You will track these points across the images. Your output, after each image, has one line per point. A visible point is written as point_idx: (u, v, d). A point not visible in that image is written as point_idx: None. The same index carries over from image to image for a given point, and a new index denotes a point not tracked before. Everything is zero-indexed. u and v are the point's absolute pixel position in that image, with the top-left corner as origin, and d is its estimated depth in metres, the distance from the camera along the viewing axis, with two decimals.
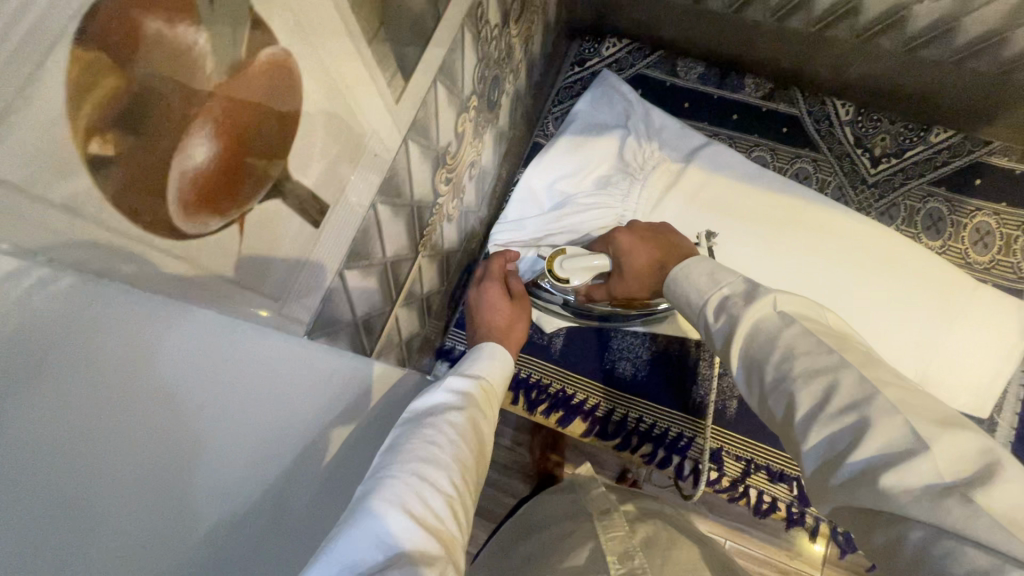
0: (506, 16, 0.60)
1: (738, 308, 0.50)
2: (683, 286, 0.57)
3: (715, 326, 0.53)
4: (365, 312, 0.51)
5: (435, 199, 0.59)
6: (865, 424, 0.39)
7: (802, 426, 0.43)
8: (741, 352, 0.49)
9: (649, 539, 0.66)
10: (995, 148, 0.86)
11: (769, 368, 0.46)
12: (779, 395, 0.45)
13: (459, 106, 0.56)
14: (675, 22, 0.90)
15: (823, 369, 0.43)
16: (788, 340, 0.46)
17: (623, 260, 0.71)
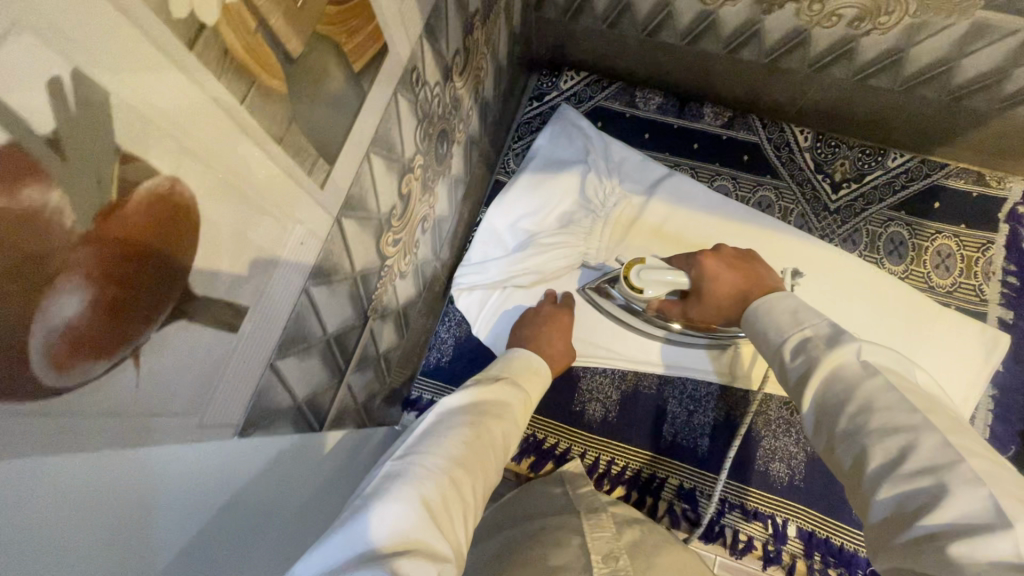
0: (449, 73, 0.60)
1: (818, 351, 0.47)
2: (771, 318, 0.54)
3: (790, 366, 0.49)
4: (307, 393, 0.50)
5: (384, 262, 0.58)
6: (946, 487, 0.35)
7: (869, 480, 0.39)
8: (815, 397, 0.46)
9: (634, 543, 0.62)
10: (952, 170, 0.87)
11: (842, 419, 0.43)
12: (851, 448, 0.42)
13: (402, 169, 0.55)
14: (630, 56, 0.90)
15: (904, 428, 0.39)
16: (867, 393, 0.42)
17: (703, 283, 0.64)
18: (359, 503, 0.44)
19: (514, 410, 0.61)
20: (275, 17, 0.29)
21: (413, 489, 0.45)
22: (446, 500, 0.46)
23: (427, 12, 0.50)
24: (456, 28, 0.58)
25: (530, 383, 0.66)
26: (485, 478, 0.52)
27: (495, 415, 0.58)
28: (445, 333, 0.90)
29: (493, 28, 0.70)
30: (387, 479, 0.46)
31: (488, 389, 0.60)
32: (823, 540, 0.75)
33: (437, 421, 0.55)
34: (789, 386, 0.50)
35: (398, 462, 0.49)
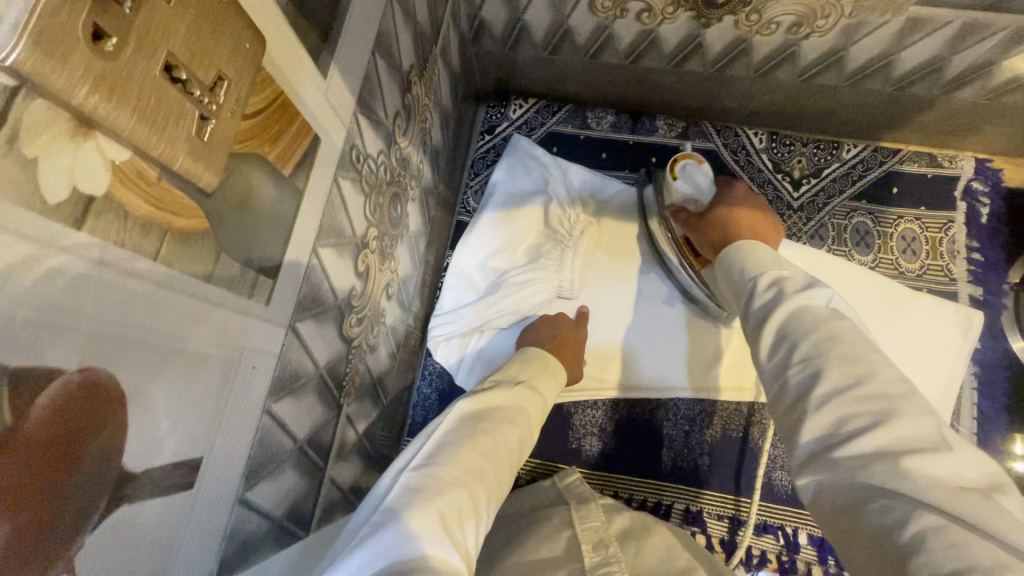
0: (392, 136, 0.57)
1: (794, 289, 0.46)
2: (751, 256, 0.52)
3: (760, 294, 0.48)
4: (287, 506, 0.46)
5: (350, 345, 0.54)
6: (897, 413, 0.36)
7: (820, 400, 0.38)
8: (777, 325, 0.45)
9: (627, 527, 0.62)
10: (905, 155, 0.88)
11: (801, 346, 0.42)
12: (804, 372, 0.41)
13: (356, 248, 0.52)
14: (576, 78, 0.89)
15: (864, 363, 0.39)
16: (832, 330, 0.42)
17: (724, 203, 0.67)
18: (376, 518, 0.44)
19: (528, 420, 0.61)
20: (181, 159, 0.26)
21: (428, 502, 0.45)
22: (461, 513, 0.46)
23: (359, 86, 0.47)
24: (392, 91, 0.55)
25: (543, 389, 0.66)
26: (499, 482, 0.53)
27: (509, 423, 0.58)
28: (426, 387, 0.87)
29: (432, 75, 0.68)
30: (404, 493, 0.46)
31: (502, 398, 0.61)
32: None
33: (452, 432, 0.55)
34: (750, 323, 0.48)
35: (413, 474, 0.49)
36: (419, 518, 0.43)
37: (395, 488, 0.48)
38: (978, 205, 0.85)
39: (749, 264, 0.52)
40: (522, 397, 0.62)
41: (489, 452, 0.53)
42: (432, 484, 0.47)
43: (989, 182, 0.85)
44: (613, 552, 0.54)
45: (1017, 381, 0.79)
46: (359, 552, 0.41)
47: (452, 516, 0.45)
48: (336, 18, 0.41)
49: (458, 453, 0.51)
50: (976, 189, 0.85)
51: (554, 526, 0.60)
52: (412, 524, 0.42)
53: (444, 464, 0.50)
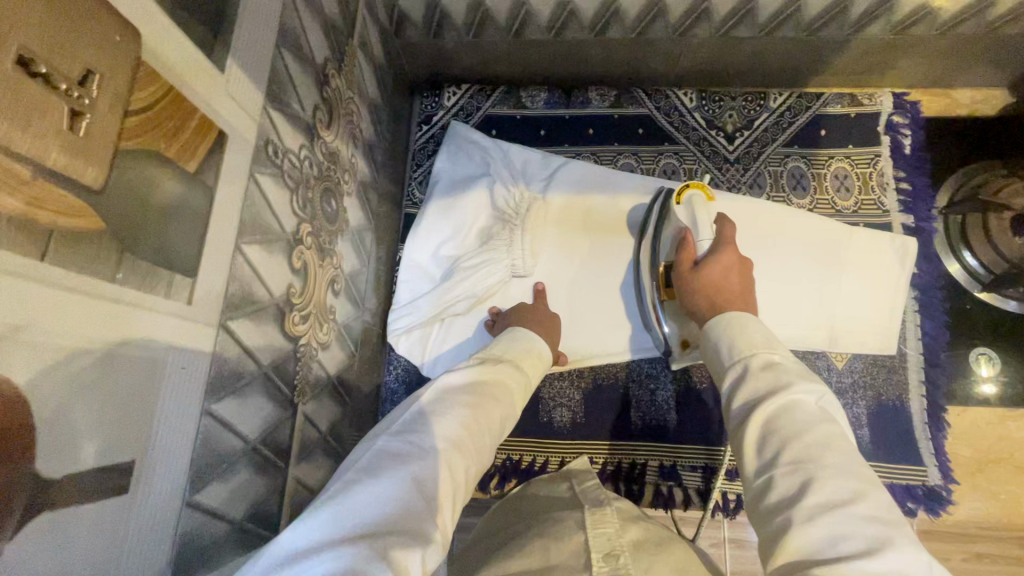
0: (313, 130, 0.56)
1: (788, 376, 0.47)
2: (737, 337, 0.53)
3: (752, 382, 0.48)
4: (248, 507, 0.46)
5: (296, 344, 0.54)
6: (889, 542, 0.35)
7: (806, 512, 0.38)
8: (763, 418, 0.45)
9: (639, 540, 0.54)
10: (829, 98, 0.91)
11: (793, 446, 0.42)
12: (793, 476, 0.41)
13: (287, 245, 0.51)
14: (504, 59, 0.89)
15: (856, 479, 0.39)
16: (824, 433, 0.42)
17: (717, 251, 0.66)
18: (352, 477, 0.46)
19: (512, 396, 0.62)
20: (54, 154, 0.26)
21: (408, 471, 0.46)
22: (440, 482, 0.47)
23: (265, 79, 0.46)
24: (307, 84, 0.55)
25: (529, 370, 0.67)
26: (479, 455, 0.54)
27: (494, 399, 0.59)
28: (392, 379, 0.86)
29: (353, 69, 0.67)
30: (383, 456, 0.47)
31: (487, 372, 0.62)
32: None
33: (434, 402, 0.56)
34: (733, 409, 0.49)
35: (394, 439, 0.50)
36: (399, 485, 0.45)
37: (374, 450, 0.49)
38: (900, 137, 0.88)
39: (730, 351, 0.52)
40: (506, 374, 0.63)
41: (471, 425, 0.54)
42: (413, 452, 0.48)
43: (908, 114, 0.88)
44: (625, 563, 0.48)
45: (955, 300, 0.83)
46: (337, 508, 0.43)
47: (432, 486, 0.47)
48: (227, 11, 0.41)
49: (440, 423, 0.52)
50: (896, 122, 0.89)
51: (565, 528, 0.55)
52: (392, 491, 0.44)
53: (426, 433, 0.51)
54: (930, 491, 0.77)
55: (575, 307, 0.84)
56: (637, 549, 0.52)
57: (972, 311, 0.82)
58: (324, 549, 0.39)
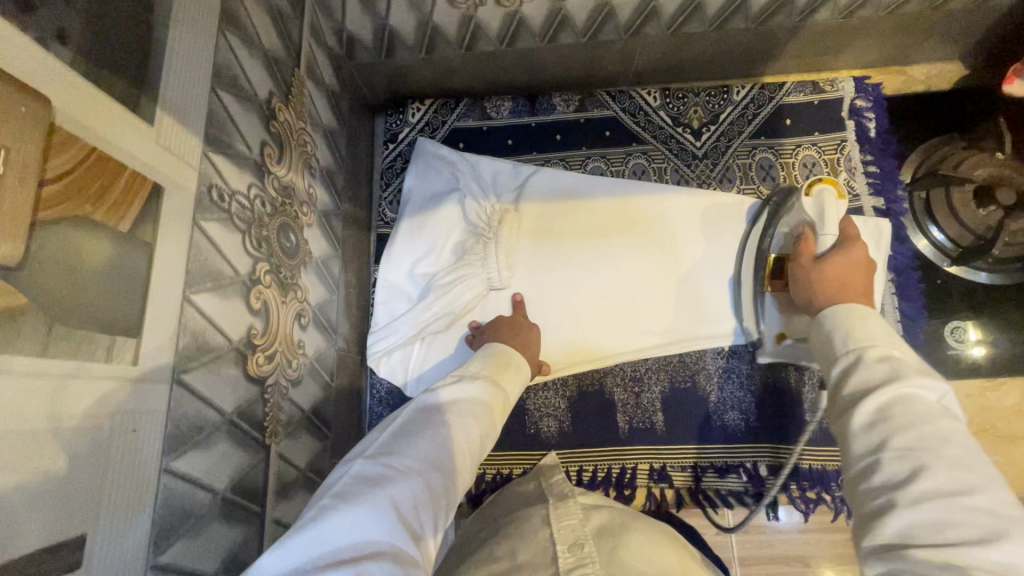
0: (262, 167, 0.55)
1: (905, 369, 0.46)
2: (855, 328, 0.51)
3: (863, 371, 0.48)
4: (223, 557, 0.46)
5: (263, 385, 0.53)
6: (1005, 534, 0.36)
7: (914, 497, 0.39)
8: (875, 406, 0.45)
9: (604, 525, 0.57)
10: (791, 88, 0.91)
11: (904, 435, 0.42)
12: (900, 462, 0.41)
13: (244, 287, 0.51)
14: (461, 73, 0.89)
15: (974, 474, 0.39)
16: (940, 427, 0.42)
17: (841, 252, 0.64)
18: (325, 501, 0.45)
19: (490, 412, 0.61)
20: None
21: (385, 495, 0.46)
22: (419, 502, 0.47)
23: (203, 124, 0.45)
24: (252, 122, 0.54)
25: (506, 385, 0.66)
26: (461, 477, 0.53)
27: (472, 416, 0.58)
28: (378, 405, 0.85)
29: (303, 98, 0.67)
30: (358, 480, 0.47)
31: (463, 390, 0.61)
32: (795, 467, 0.77)
33: (410, 422, 0.55)
34: (842, 390, 0.49)
35: (370, 462, 0.49)
36: (375, 508, 0.44)
37: (348, 474, 0.48)
38: (864, 121, 0.88)
39: (844, 337, 0.52)
40: (483, 390, 0.62)
41: (449, 443, 0.53)
42: (389, 475, 0.48)
43: (871, 97, 0.88)
44: (588, 552, 0.50)
45: (927, 276, 0.83)
46: (310, 535, 0.43)
47: (410, 509, 0.46)
48: (152, 60, 0.40)
49: (417, 442, 0.52)
50: (859, 106, 0.88)
51: (529, 526, 0.56)
52: (367, 516, 0.44)
53: (402, 453, 0.50)
54: None
55: (564, 314, 0.84)
56: (599, 535, 0.55)
57: (946, 286, 0.82)
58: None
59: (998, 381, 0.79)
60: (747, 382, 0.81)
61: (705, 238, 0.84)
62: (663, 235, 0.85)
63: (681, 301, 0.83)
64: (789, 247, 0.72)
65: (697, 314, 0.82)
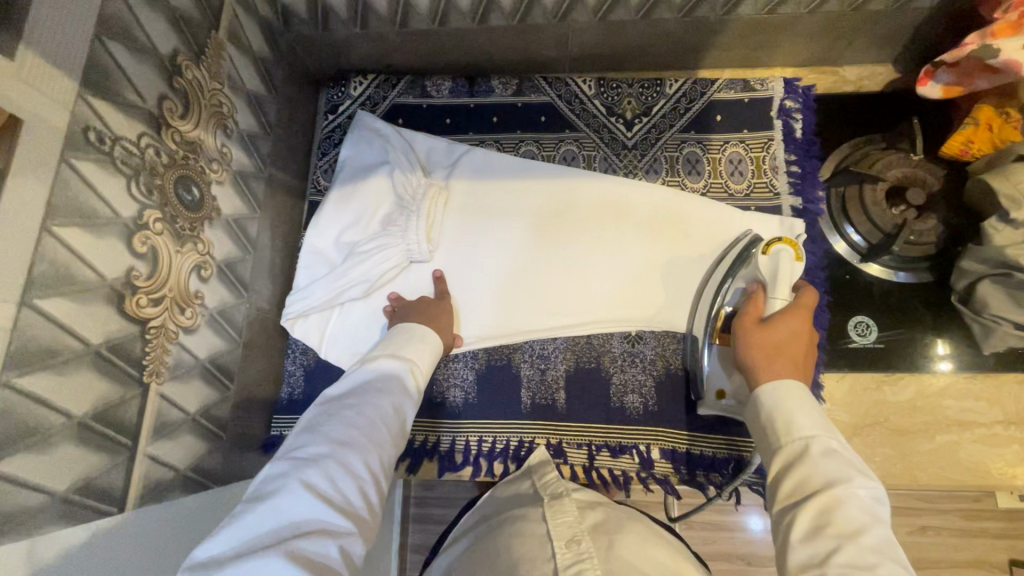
0: (159, 120, 0.58)
1: (841, 471, 0.49)
2: (797, 415, 0.55)
3: (809, 466, 0.51)
4: (77, 478, 0.48)
5: (144, 326, 0.56)
6: None
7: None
8: (818, 510, 0.47)
9: (599, 522, 0.61)
10: (724, 84, 0.90)
11: (843, 548, 0.44)
12: (846, 573, 0.43)
13: (124, 230, 0.53)
14: (398, 49, 0.91)
15: None
16: (876, 534, 0.45)
17: (788, 321, 0.65)
18: (249, 503, 0.51)
19: (398, 388, 0.64)
20: None
21: (302, 481, 0.51)
22: (338, 478, 0.52)
23: (81, 69, 0.48)
24: (147, 76, 0.56)
25: (414, 358, 0.69)
26: (384, 447, 0.58)
27: (375, 393, 0.62)
28: (293, 367, 0.86)
29: (220, 60, 0.69)
30: (275, 476, 0.52)
31: (366, 373, 0.65)
32: (684, 451, 0.80)
33: (315, 416, 0.59)
34: (785, 484, 0.51)
35: (280, 460, 0.54)
36: (295, 496, 0.50)
37: (268, 472, 0.53)
38: (792, 122, 0.88)
39: (786, 425, 0.55)
40: (391, 370, 0.66)
41: (359, 421, 0.58)
42: (305, 462, 0.53)
43: (800, 99, 0.88)
44: (586, 547, 0.54)
45: (836, 269, 0.84)
46: (236, 534, 0.48)
47: (331, 488, 0.51)
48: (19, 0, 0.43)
49: (324, 430, 0.56)
50: (788, 106, 0.88)
51: (524, 525, 0.60)
52: (287, 505, 0.49)
53: (311, 444, 0.55)
54: None
55: (479, 291, 0.86)
56: (596, 532, 0.58)
57: (852, 281, 0.84)
58: (231, 566, 0.45)
59: (896, 375, 0.81)
60: (650, 368, 0.82)
61: (620, 228, 0.86)
62: (584, 224, 0.87)
63: (598, 281, 0.85)
64: (740, 306, 0.74)
65: (612, 296, 0.84)
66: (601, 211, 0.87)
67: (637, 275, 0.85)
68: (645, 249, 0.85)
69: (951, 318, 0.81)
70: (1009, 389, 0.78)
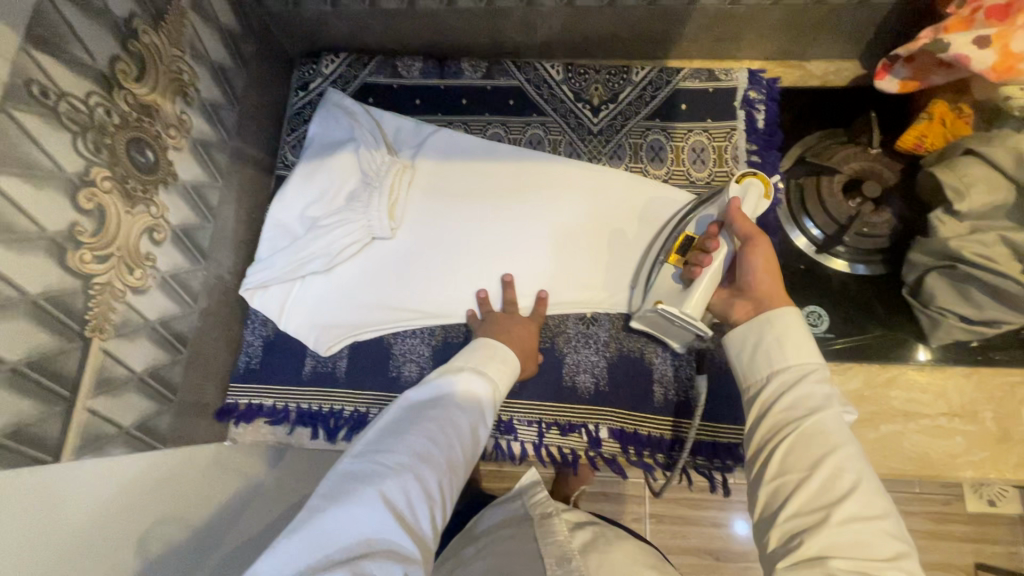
0: (111, 82, 0.59)
1: (823, 389, 0.53)
2: (795, 346, 0.56)
3: (803, 388, 0.53)
4: (9, 424, 0.49)
5: (88, 281, 0.57)
6: (901, 553, 0.44)
7: (846, 514, 0.45)
8: (808, 426, 0.50)
9: (589, 541, 0.63)
10: (688, 73, 0.91)
11: (827, 458, 0.48)
12: (823, 482, 0.47)
13: (68, 184, 0.54)
14: (369, 28, 0.92)
15: (876, 498, 0.46)
16: (852, 447, 0.49)
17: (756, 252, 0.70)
18: (317, 503, 0.46)
19: (482, 402, 0.58)
20: None
21: (378, 495, 0.46)
22: (413, 498, 0.47)
23: (27, 24, 0.49)
24: (100, 37, 0.57)
25: (496, 376, 0.61)
26: (463, 468, 0.53)
27: (462, 406, 0.56)
28: (251, 338, 0.86)
29: (180, 28, 0.70)
30: (350, 482, 0.47)
31: (452, 381, 0.58)
32: (633, 432, 0.81)
33: (398, 419, 0.54)
34: (777, 406, 0.53)
35: (358, 461, 0.49)
36: (369, 510, 0.45)
37: (342, 473, 0.49)
38: (754, 113, 0.89)
39: (789, 348, 0.56)
40: (476, 380, 0.59)
41: (441, 434, 0.52)
42: (382, 473, 0.48)
43: (763, 90, 0.89)
44: (576, 565, 0.55)
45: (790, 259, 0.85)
46: (302, 538, 0.44)
47: (405, 507, 0.46)
48: None
49: (406, 439, 0.51)
50: (752, 98, 0.89)
51: (522, 537, 0.61)
52: (359, 516, 0.45)
53: (392, 451, 0.50)
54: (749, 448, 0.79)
55: (440, 270, 0.87)
56: (586, 551, 0.60)
57: (806, 271, 0.84)
58: None
59: (845, 365, 0.81)
60: (602, 349, 0.83)
61: (582, 212, 0.87)
62: (548, 206, 0.88)
63: (555, 264, 0.86)
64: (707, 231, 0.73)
65: (568, 278, 0.85)
66: (563, 194, 0.88)
67: (595, 260, 0.85)
68: (602, 233, 0.86)
69: (900, 310, 0.82)
70: (954, 380, 0.79)
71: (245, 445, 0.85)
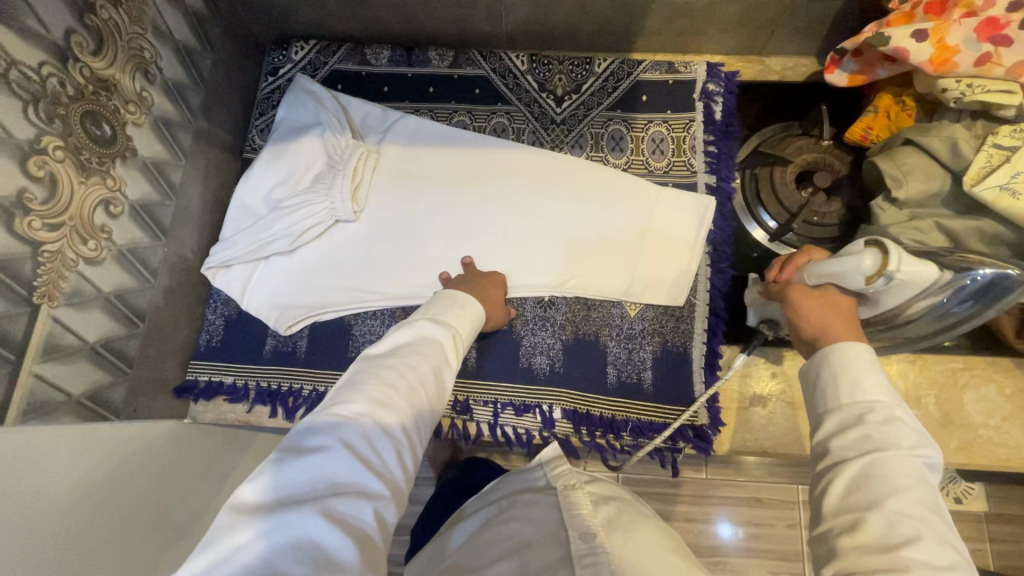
0: (65, 54, 0.60)
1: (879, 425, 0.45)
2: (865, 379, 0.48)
3: (864, 428, 0.46)
4: None
5: (37, 248, 0.58)
6: None
7: (907, 563, 0.39)
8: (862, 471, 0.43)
9: (612, 516, 0.57)
10: (649, 66, 0.94)
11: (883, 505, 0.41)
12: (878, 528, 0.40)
13: (18, 151, 0.55)
14: (338, 17, 0.93)
15: (945, 552, 0.39)
16: (919, 495, 0.42)
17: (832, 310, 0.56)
18: (281, 453, 0.47)
19: (440, 350, 0.58)
20: None
21: (341, 442, 0.47)
22: (377, 443, 0.48)
23: None
24: (55, 10, 0.59)
25: (457, 325, 0.63)
26: (427, 413, 0.54)
27: (420, 354, 0.56)
28: (213, 316, 0.88)
29: (141, 7, 0.71)
30: (312, 432, 0.48)
31: (408, 333, 0.58)
32: (587, 413, 0.82)
33: (355, 371, 0.54)
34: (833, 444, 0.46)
35: (319, 411, 0.50)
36: (332, 457, 0.46)
37: (304, 425, 0.50)
38: (712, 105, 0.91)
39: (844, 385, 0.48)
40: (432, 331, 0.59)
41: (402, 382, 0.53)
42: (343, 421, 0.49)
43: (721, 82, 0.92)
44: (601, 542, 0.52)
45: (744, 247, 0.87)
46: (270, 485, 0.45)
47: (370, 451, 0.48)
48: None
49: (366, 388, 0.51)
50: (710, 90, 0.92)
51: (539, 514, 0.58)
52: (324, 461, 0.46)
53: (352, 400, 0.50)
54: (698, 432, 0.80)
55: (402, 252, 0.88)
56: (610, 524, 0.56)
57: (761, 259, 0.86)
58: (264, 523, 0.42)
59: None
60: (559, 332, 0.85)
61: (542, 198, 0.88)
62: (511, 191, 0.89)
63: (512, 250, 0.87)
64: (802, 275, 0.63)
65: (528, 263, 0.87)
66: (525, 180, 0.89)
67: (553, 246, 0.87)
68: (560, 219, 0.87)
69: None
70: (901, 367, 0.81)
71: (205, 423, 0.85)
